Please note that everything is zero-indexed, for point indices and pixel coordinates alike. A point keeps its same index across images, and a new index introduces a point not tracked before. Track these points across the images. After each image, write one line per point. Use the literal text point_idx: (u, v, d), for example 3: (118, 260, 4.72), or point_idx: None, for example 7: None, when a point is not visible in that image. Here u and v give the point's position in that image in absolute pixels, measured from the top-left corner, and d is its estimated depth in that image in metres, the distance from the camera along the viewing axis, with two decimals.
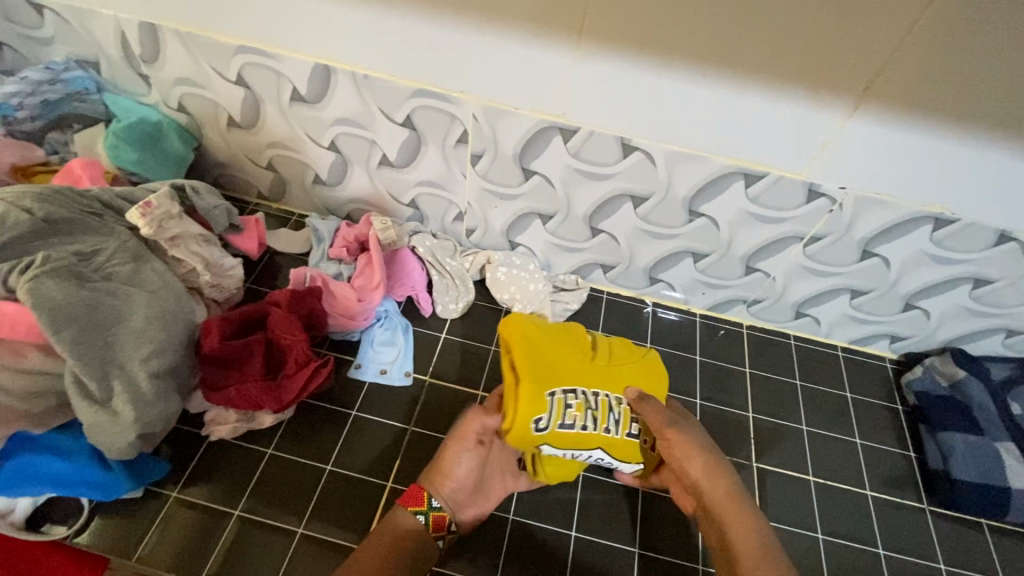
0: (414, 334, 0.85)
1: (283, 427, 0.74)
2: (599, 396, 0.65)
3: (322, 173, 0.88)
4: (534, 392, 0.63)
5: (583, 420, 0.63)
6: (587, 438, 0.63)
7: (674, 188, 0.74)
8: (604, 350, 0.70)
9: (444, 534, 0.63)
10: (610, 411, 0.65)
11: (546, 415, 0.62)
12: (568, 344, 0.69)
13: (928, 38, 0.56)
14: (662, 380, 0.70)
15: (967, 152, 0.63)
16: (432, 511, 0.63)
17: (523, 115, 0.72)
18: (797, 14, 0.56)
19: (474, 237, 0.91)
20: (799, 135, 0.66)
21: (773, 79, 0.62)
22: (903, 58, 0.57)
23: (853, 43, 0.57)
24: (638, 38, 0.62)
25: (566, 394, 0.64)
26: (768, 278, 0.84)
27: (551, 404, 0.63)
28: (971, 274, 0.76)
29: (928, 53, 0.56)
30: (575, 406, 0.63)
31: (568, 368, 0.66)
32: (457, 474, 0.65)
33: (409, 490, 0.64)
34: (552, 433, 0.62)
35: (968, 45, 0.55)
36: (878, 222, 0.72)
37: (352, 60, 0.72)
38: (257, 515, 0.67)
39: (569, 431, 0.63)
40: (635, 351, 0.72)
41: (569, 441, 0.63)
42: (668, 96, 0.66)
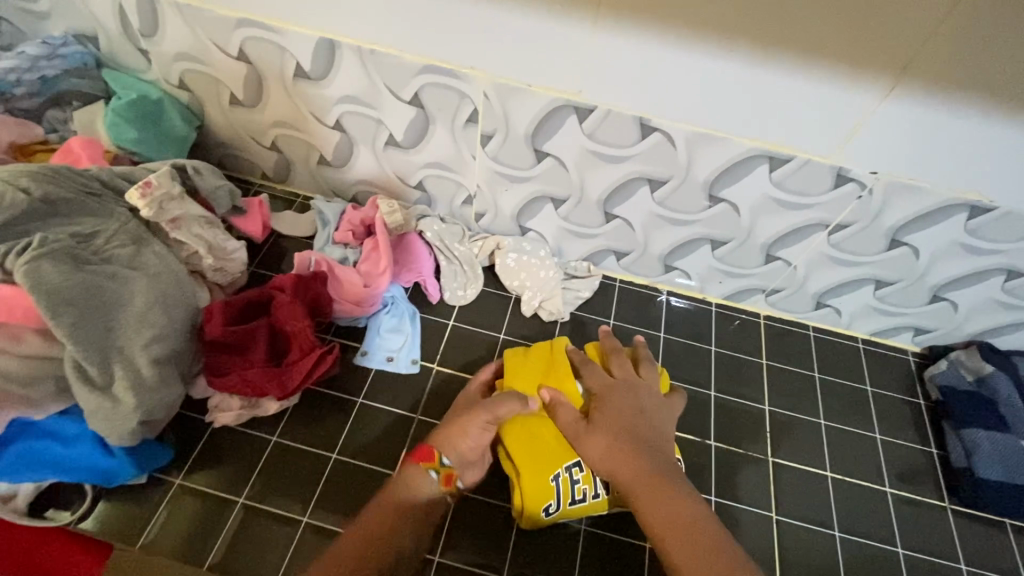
0: (421, 321, 0.83)
1: (287, 414, 0.72)
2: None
3: (327, 154, 0.85)
4: (539, 479, 0.64)
5: (594, 488, 0.64)
6: (604, 502, 0.65)
7: (693, 171, 0.71)
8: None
9: (452, 492, 0.63)
10: None
11: (554, 499, 0.63)
12: None
13: (976, 11, 0.52)
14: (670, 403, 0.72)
15: (1011, 135, 0.59)
16: (444, 468, 0.62)
17: (536, 92, 0.68)
18: None
19: (483, 221, 0.88)
20: (829, 116, 0.62)
21: (806, 55, 0.58)
22: (950, 32, 0.53)
23: (892, 16, 0.53)
24: (662, 10, 0.58)
25: (570, 470, 0.64)
26: (789, 266, 0.81)
27: (558, 487, 0.64)
28: (1004, 266, 0.72)
29: (977, 27, 0.52)
30: (582, 479, 0.64)
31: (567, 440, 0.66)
32: (470, 434, 0.64)
33: (418, 446, 0.63)
34: (566, 511, 0.64)
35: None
36: (909, 210, 0.69)
37: (358, 34, 0.69)
38: (262, 503, 0.66)
39: (582, 505, 0.64)
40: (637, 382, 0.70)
41: (584, 510, 0.65)
42: (691, 73, 0.62)
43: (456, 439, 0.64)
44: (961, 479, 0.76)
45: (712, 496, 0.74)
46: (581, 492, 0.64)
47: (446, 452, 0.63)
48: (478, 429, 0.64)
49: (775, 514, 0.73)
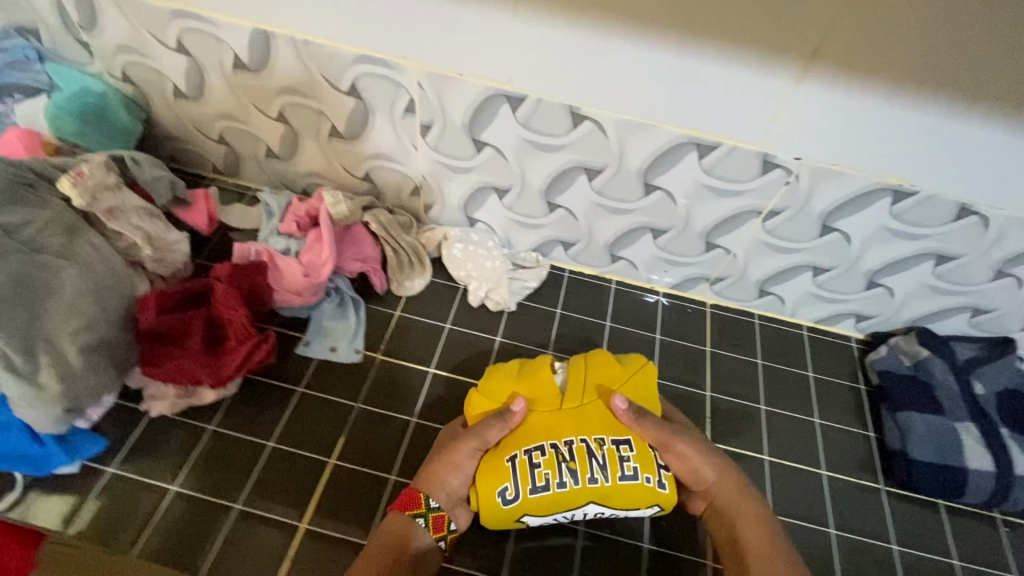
0: (368, 311, 0.84)
1: (226, 403, 0.73)
2: (572, 444, 0.62)
3: (273, 146, 0.86)
4: (495, 462, 0.62)
5: (558, 476, 0.61)
6: (570, 495, 0.60)
7: (627, 159, 0.72)
8: (575, 387, 0.66)
9: (446, 535, 0.62)
10: (590, 457, 0.62)
11: (511, 484, 0.61)
12: (535, 401, 0.66)
13: None
14: (652, 395, 0.68)
15: (921, 119, 0.61)
16: (433, 512, 0.61)
17: (467, 81, 0.69)
18: None
19: (431, 213, 0.88)
20: (750, 102, 0.63)
21: (720, 43, 0.60)
22: (853, 17, 0.55)
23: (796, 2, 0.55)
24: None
25: (529, 453, 0.62)
26: (729, 254, 0.82)
27: (515, 470, 0.61)
28: (935, 250, 0.74)
29: (876, 12, 0.54)
30: (544, 464, 0.61)
31: (534, 426, 0.64)
32: (460, 468, 0.62)
33: (404, 493, 0.62)
34: (528, 501, 0.61)
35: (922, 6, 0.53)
36: (838, 195, 0.70)
37: (291, 24, 0.70)
38: (194, 491, 0.66)
39: (543, 495, 0.60)
40: (620, 373, 0.68)
41: (548, 503, 0.61)
42: (613, 61, 0.64)
43: (442, 476, 0.62)
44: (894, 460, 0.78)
45: None
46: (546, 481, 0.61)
47: (434, 494, 0.62)
48: (467, 457, 0.63)
49: None
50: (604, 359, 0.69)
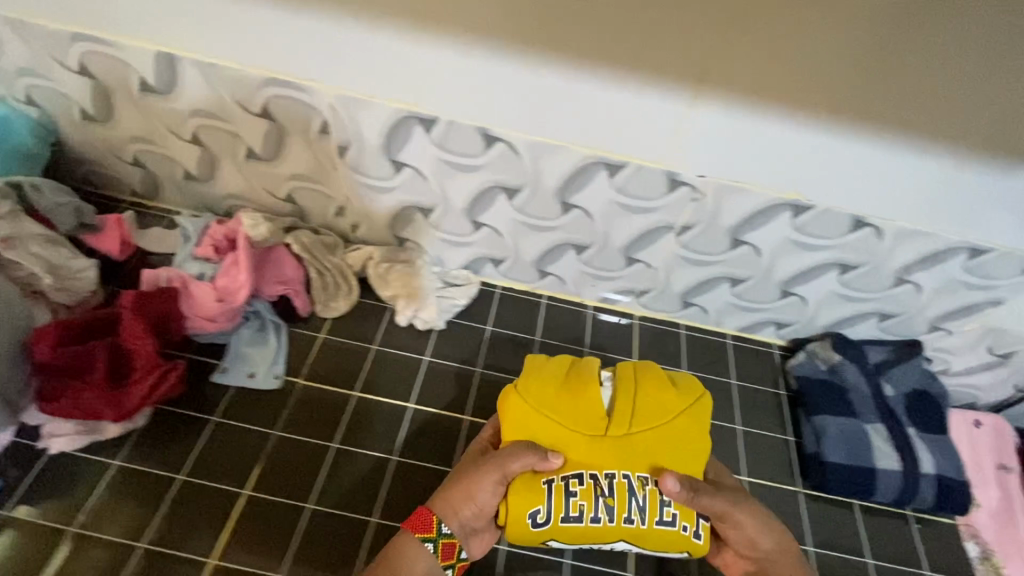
0: (290, 334, 0.82)
1: (134, 436, 0.70)
2: (613, 479, 0.62)
3: (190, 168, 0.83)
4: (530, 483, 0.62)
5: (592, 509, 0.61)
6: (602, 530, 0.61)
7: (542, 178, 0.74)
8: (622, 412, 0.65)
9: (453, 564, 0.62)
10: (630, 497, 0.61)
11: (544, 507, 0.61)
12: (578, 422, 0.64)
13: (741, 24, 0.59)
14: (699, 438, 0.65)
15: (801, 133, 0.66)
16: (444, 538, 0.61)
17: (378, 104, 0.70)
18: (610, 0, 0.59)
19: (358, 232, 0.87)
20: (650, 122, 0.67)
21: (610, 66, 0.64)
22: (726, 42, 0.60)
23: (669, 26, 0.60)
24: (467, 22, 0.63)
25: (567, 480, 0.61)
26: (650, 268, 0.83)
27: (549, 493, 0.61)
28: (836, 260, 0.78)
29: (748, 32, 0.59)
30: (581, 494, 0.61)
31: (574, 449, 0.63)
32: (476, 499, 0.62)
33: (416, 513, 0.62)
34: (558, 528, 0.61)
35: (781, 29, 0.59)
36: (742, 211, 0.74)
37: (198, 48, 0.70)
38: (94, 531, 0.63)
39: (575, 526, 0.60)
40: (673, 401, 0.66)
41: (576, 535, 0.61)
42: (517, 83, 0.66)
43: (459, 505, 0.62)
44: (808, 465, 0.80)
45: None
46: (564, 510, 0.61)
47: (446, 520, 0.62)
48: (488, 489, 0.62)
49: None
50: (655, 383, 0.67)
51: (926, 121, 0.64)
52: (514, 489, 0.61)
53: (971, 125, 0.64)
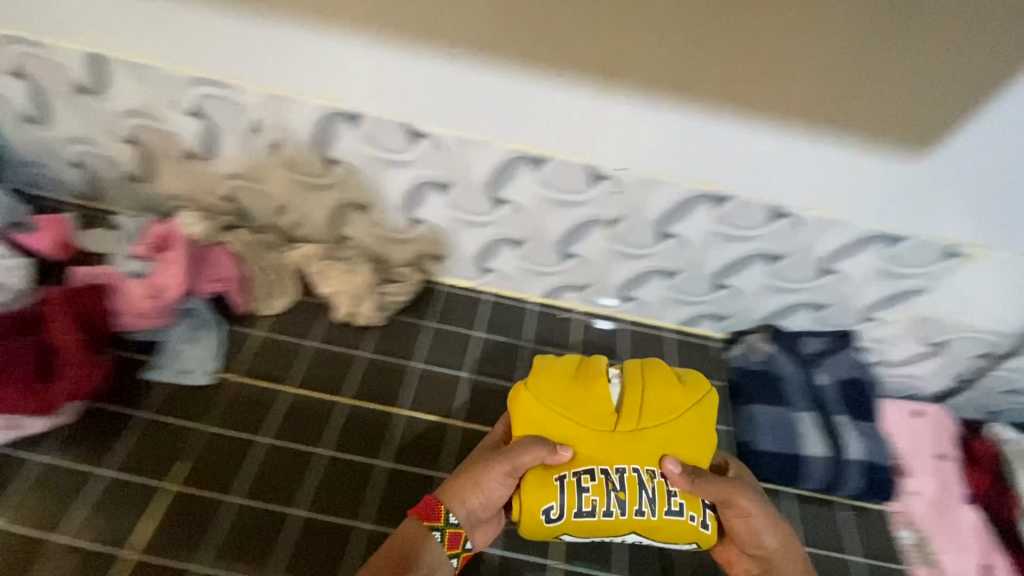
0: (384, 363, 0.85)
1: (245, 468, 0.73)
2: (624, 474, 0.63)
3: (286, 202, 0.86)
4: (543, 477, 0.63)
5: (688, 506, 0.63)
6: (694, 528, 0.63)
7: (643, 212, 0.76)
8: (695, 410, 0.67)
9: (473, 560, 0.64)
10: (707, 494, 0.64)
11: (662, 501, 0.63)
12: (695, 419, 0.67)
13: (873, 60, 0.58)
14: (710, 432, 0.67)
15: (904, 167, 0.67)
16: (563, 533, 0.64)
17: (492, 144, 0.71)
18: (747, 39, 0.58)
19: (445, 261, 0.90)
20: (759, 159, 0.68)
21: (732, 107, 0.64)
22: (848, 78, 0.60)
23: (794, 56, 0.59)
24: (595, 63, 0.63)
25: (691, 477, 0.64)
26: (735, 294, 0.86)
27: (667, 487, 0.63)
28: (923, 287, 0.80)
29: (876, 69, 0.59)
30: (676, 492, 0.63)
31: (687, 441, 0.66)
32: (559, 496, 0.64)
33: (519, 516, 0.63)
34: (570, 522, 0.62)
35: (919, 74, 0.59)
36: (837, 242, 0.75)
37: (311, 89, 0.70)
38: (217, 565, 0.65)
39: (687, 523, 0.63)
40: (704, 403, 0.68)
41: (676, 530, 0.63)
42: (640, 125, 0.67)
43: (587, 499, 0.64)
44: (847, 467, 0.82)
45: None
46: (762, 538, 0.67)
47: (571, 519, 0.64)
48: (543, 489, 0.63)
49: None
50: (664, 386, 0.68)
51: None
52: (554, 492, 0.62)
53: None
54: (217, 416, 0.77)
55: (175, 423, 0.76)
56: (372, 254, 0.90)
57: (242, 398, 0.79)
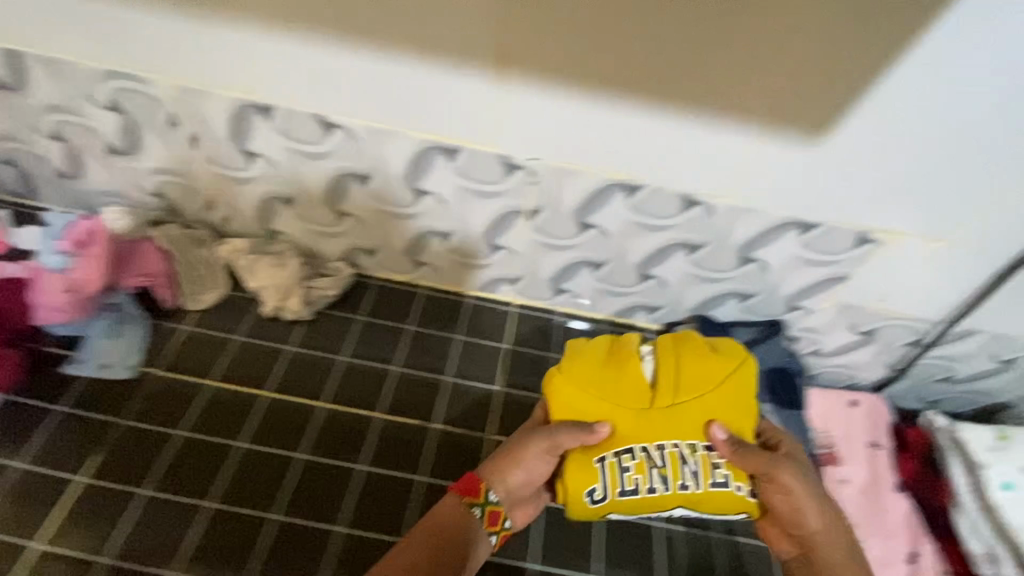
0: (311, 357, 0.85)
1: (161, 464, 0.73)
2: (664, 450, 0.65)
3: (213, 198, 0.86)
4: (583, 459, 0.65)
5: (680, 477, 0.65)
6: (693, 496, 0.64)
7: (561, 202, 0.76)
8: (709, 385, 0.68)
9: (498, 531, 0.65)
10: (710, 467, 0.65)
11: (661, 475, 0.65)
12: (698, 391, 0.67)
13: (758, 49, 0.60)
14: (750, 397, 0.69)
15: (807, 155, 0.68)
16: (494, 504, 0.65)
17: (405, 135, 0.71)
18: (633, 29, 0.60)
19: (377, 257, 0.91)
20: (666, 149, 0.69)
21: (631, 96, 0.65)
22: (737, 66, 0.61)
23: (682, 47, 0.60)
24: (493, 53, 0.63)
25: (679, 447, 0.65)
26: (663, 285, 0.87)
27: (665, 462, 0.65)
28: (843, 275, 0.80)
29: (760, 58, 0.60)
30: (665, 464, 0.65)
31: (690, 416, 0.67)
32: (527, 467, 0.66)
33: (468, 478, 0.65)
34: (615, 502, 0.65)
35: (799, 55, 0.59)
36: (752, 230, 0.76)
37: (222, 82, 0.70)
38: (127, 560, 0.67)
39: (732, 495, 0.65)
40: (720, 374, 0.69)
41: (723, 503, 0.65)
42: (545, 113, 0.67)
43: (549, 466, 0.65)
44: None
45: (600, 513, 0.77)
46: (806, 515, 0.65)
47: (494, 488, 0.65)
48: (538, 460, 0.66)
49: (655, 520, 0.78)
50: (690, 361, 0.69)
51: (933, 142, 0.65)
52: (569, 466, 0.65)
53: (978, 144, 0.65)
54: (137, 411, 0.77)
55: (95, 417, 0.76)
56: (304, 249, 0.90)
57: (162, 392, 0.78)
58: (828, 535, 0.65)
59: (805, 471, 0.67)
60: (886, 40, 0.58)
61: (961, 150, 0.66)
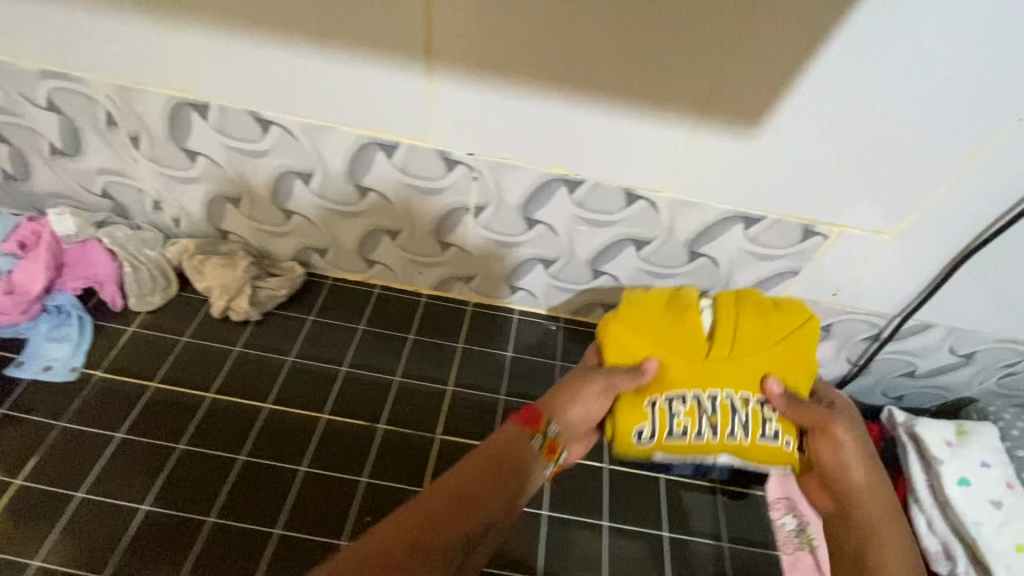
0: (260, 358, 0.84)
1: (99, 467, 0.72)
2: (715, 398, 0.69)
3: (160, 199, 0.85)
4: (634, 401, 0.70)
5: (731, 427, 0.68)
6: (741, 446, 0.68)
7: (505, 197, 0.75)
8: (779, 341, 0.72)
9: (555, 463, 0.68)
10: (763, 421, 0.69)
11: (712, 421, 0.68)
12: (762, 346, 0.72)
13: (687, 37, 0.57)
14: (808, 356, 0.72)
15: (746, 147, 0.66)
16: (550, 435, 0.68)
17: (341, 131, 0.70)
18: (558, 16, 0.57)
19: (329, 256, 0.90)
20: (602, 142, 0.67)
21: (563, 88, 0.63)
22: (668, 57, 0.59)
23: (610, 37, 0.58)
24: (417, 43, 0.61)
25: (732, 398, 0.69)
26: (616, 281, 0.86)
27: (716, 411, 0.69)
28: (793, 268, 0.79)
29: (690, 47, 0.58)
30: (717, 412, 0.69)
31: (750, 367, 0.70)
32: (584, 402, 0.71)
33: (529, 409, 0.69)
34: (662, 443, 0.69)
35: (729, 47, 0.58)
36: (696, 223, 0.75)
37: (155, 80, 0.69)
38: (57, 564, 0.65)
39: (781, 448, 0.69)
40: (790, 333, 0.73)
41: (769, 454, 0.69)
42: (478, 107, 0.66)
43: (595, 406, 0.71)
44: None
45: (547, 511, 0.77)
46: (847, 468, 0.71)
47: (554, 420, 0.69)
48: (594, 398, 0.71)
49: (604, 519, 0.77)
50: (764, 318, 0.73)
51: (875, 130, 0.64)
52: (620, 408, 0.70)
53: (917, 135, 0.64)
54: (78, 412, 0.76)
55: (32, 419, 0.75)
56: (255, 250, 0.89)
57: (104, 394, 0.78)
58: (867, 489, 0.70)
59: (858, 429, 0.73)
60: (816, 24, 0.56)
61: (899, 140, 0.64)
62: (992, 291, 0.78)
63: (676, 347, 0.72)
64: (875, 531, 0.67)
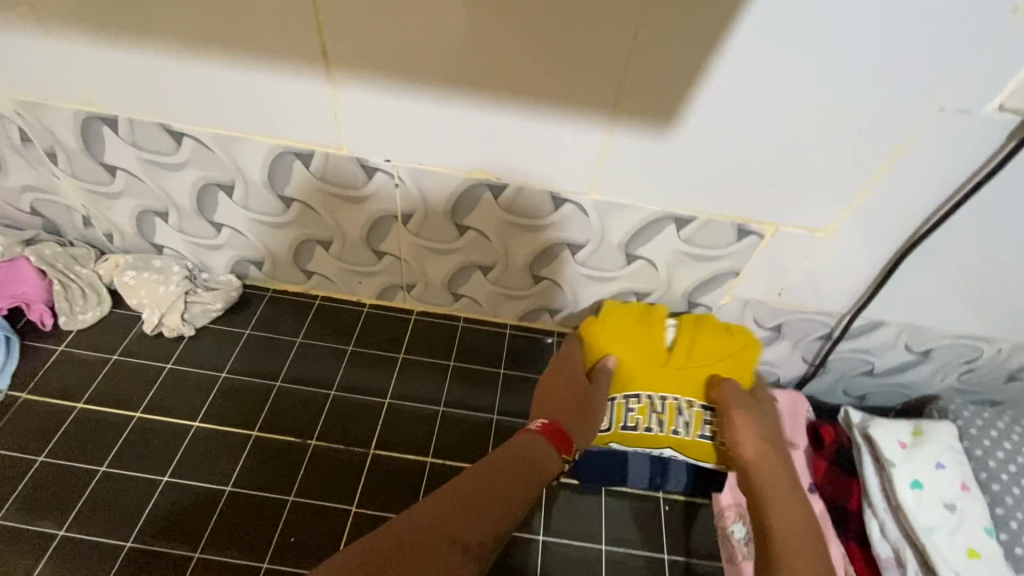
0: (192, 375, 0.82)
1: (17, 492, 0.71)
2: (665, 400, 0.82)
3: (88, 215, 0.83)
4: None
5: (675, 424, 0.81)
6: (682, 441, 0.81)
7: (430, 204, 0.73)
8: (726, 358, 0.82)
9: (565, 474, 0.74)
10: (703, 422, 0.82)
11: (660, 420, 0.81)
12: (710, 362, 0.82)
13: (587, 34, 0.55)
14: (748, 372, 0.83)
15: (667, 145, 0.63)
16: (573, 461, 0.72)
17: (255, 141, 0.68)
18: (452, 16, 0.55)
19: (267, 269, 0.88)
20: (518, 143, 0.65)
21: (470, 90, 0.61)
22: (570, 56, 0.57)
23: (508, 36, 0.56)
24: (315, 49, 0.59)
25: (678, 401, 0.82)
26: (557, 286, 0.83)
27: (666, 410, 0.82)
28: (733, 268, 0.76)
29: (592, 44, 0.56)
30: (666, 412, 0.81)
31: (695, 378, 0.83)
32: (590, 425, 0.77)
33: (552, 427, 0.71)
34: (618, 433, 0.81)
35: (631, 44, 0.55)
36: (628, 224, 0.72)
37: (62, 94, 0.67)
38: None
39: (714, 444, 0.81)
40: (737, 352, 0.82)
41: (706, 450, 0.81)
42: (388, 113, 0.64)
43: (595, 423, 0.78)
44: (668, 460, 0.82)
45: None
46: (739, 443, 0.77)
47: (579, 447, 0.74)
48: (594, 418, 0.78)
49: (541, 532, 0.75)
50: (717, 337, 0.82)
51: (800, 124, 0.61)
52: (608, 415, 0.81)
53: (839, 132, 0.60)
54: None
55: None
56: (190, 264, 0.87)
57: (28, 417, 0.76)
58: (757, 460, 0.75)
59: (759, 412, 0.81)
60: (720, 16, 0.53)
61: (823, 139, 0.61)
62: (943, 288, 0.74)
63: (640, 359, 0.82)
64: (767, 497, 0.71)
